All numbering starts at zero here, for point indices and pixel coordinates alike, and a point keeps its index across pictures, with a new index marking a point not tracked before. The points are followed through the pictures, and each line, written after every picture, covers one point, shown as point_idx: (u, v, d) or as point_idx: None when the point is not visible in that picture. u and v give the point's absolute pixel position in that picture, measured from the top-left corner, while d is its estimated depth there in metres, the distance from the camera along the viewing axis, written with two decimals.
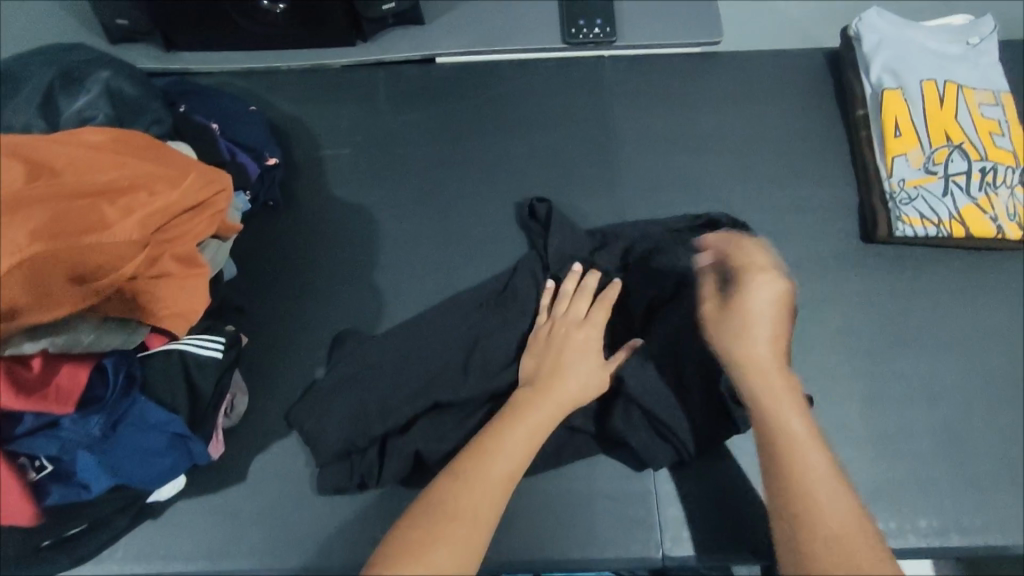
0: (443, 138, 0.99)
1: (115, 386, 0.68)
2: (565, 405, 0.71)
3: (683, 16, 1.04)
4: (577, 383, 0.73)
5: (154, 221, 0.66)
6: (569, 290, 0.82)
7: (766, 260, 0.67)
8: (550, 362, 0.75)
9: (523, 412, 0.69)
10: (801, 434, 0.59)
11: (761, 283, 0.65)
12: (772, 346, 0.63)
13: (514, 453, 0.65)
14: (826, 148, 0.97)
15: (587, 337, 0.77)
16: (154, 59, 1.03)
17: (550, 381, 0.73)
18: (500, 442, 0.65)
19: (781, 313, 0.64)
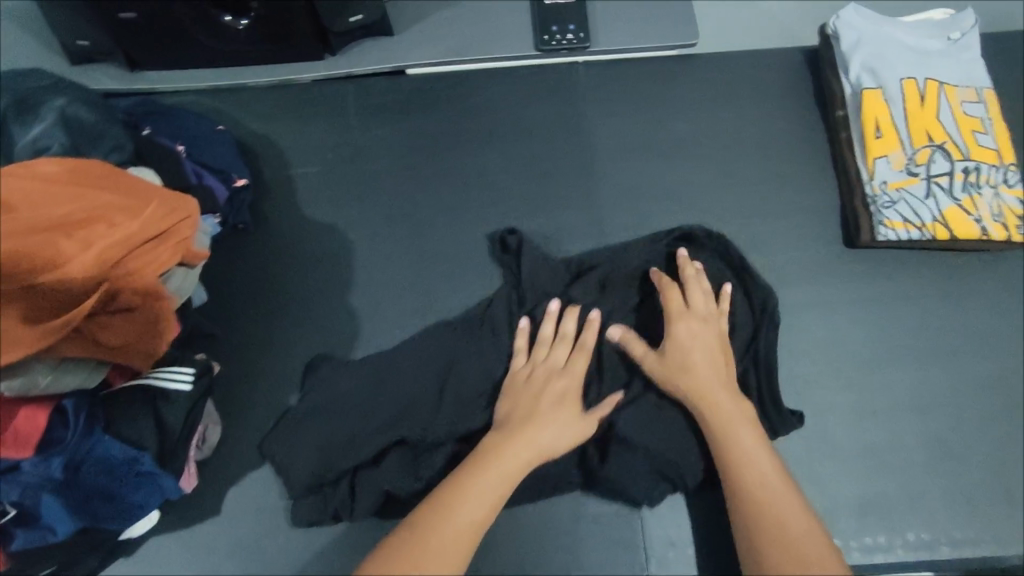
0: (415, 153, 0.97)
1: (76, 426, 0.67)
2: (538, 455, 0.71)
3: (658, 18, 1.01)
4: (554, 434, 0.73)
5: (112, 253, 0.65)
6: (548, 334, 0.81)
7: (695, 305, 0.80)
8: (526, 409, 0.75)
9: (494, 457, 0.70)
10: (749, 447, 0.70)
11: (694, 323, 0.78)
12: (714, 374, 0.75)
13: (486, 498, 0.67)
14: (807, 151, 0.95)
15: (566, 386, 0.77)
16: (117, 79, 1.01)
17: (524, 428, 0.72)
18: (474, 480, 0.68)
19: (714, 344, 0.77)
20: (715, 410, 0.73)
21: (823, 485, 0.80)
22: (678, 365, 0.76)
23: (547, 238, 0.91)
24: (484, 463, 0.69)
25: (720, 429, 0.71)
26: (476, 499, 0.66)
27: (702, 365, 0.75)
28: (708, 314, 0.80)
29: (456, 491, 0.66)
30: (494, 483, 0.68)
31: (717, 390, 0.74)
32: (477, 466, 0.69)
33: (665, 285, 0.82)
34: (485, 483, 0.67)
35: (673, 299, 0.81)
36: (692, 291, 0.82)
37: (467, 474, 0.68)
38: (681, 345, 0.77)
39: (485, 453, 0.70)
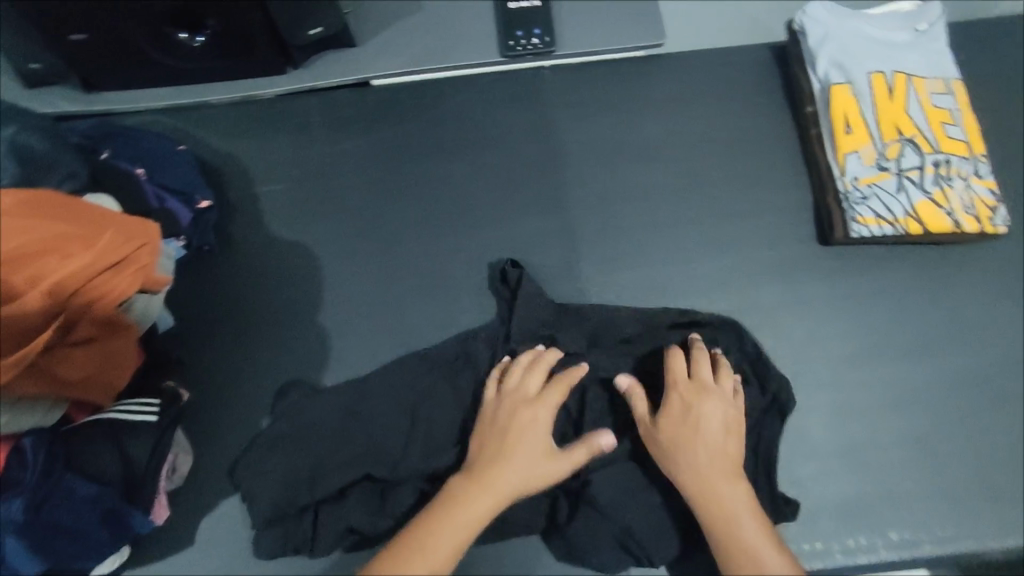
0: (382, 166, 0.95)
1: (33, 464, 0.66)
2: (501, 500, 0.67)
3: (624, 19, 1.00)
4: (520, 474, 0.69)
5: (65, 287, 0.62)
6: (523, 362, 0.78)
7: (707, 376, 0.76)
8: (494, 447, 0.71)
9: (453, 506, 0.66)
10: (752, 538, 0.65)
11: (698, 397, 0.74)
12: (716, 455, 0.70)
13: (441, 553, 0.63)
14: (778, 149, 0.94)
15: (537, 418, 0.73)
16: (74, 101, 0.98)
17: (490, 471, 0.69)
18: (430, 542, 0.63)
19: (718, 421, 0.72)
20: (712, 493, 0.68)
21: (803, 488, 0.79)
22: (674, 442, 0.72)
23: (519, 248, 0.90)
24: (444, 514, 0.66)
25: (716, 515, 0.67)
26: (432, 554, 0.62)
27: (700, 445, 0.71)
28: (721, 386, 0.75)
29: (413, 545, 0.63)
30: (452, 534, 0.64)
31: (717, 474, 0.69)
32: (440, 515, 0.65)
33: (672, 352, 0.78)
34: (444, 538, 0.64)
35: (679, 369, 0.76)
36: (701, 362, 0.77)
37: (426, 524, 0.65)
38: (682, 420, 0.72)
39: (450, 501, 0.67)
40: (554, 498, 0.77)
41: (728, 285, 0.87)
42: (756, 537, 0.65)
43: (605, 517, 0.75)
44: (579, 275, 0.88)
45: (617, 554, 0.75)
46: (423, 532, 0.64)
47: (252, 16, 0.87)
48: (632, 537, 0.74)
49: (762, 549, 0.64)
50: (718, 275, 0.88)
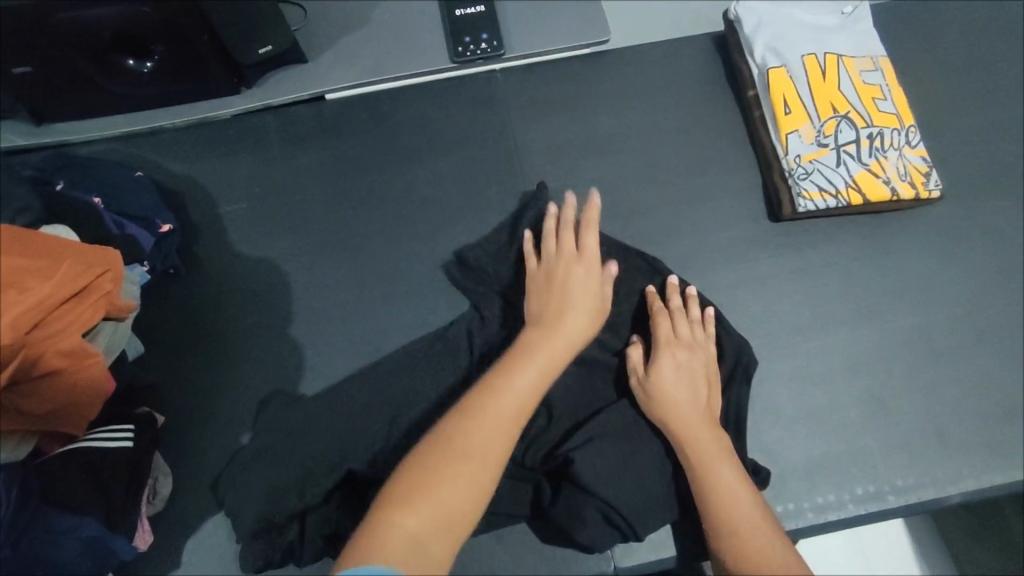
0: (343, 177, 0.96)
1: (9, 501, 0.63)
2: (571, 342, 0.73)
3: (568, 20, 1.03)
4: (583, 321, 0.75)
5: (29, 318, 0.61)
6: (558, 230, 0.84)
7: (688, 333, 0.79)
8: (556, 299, 0.77)
9: (532, 352, 0.71)
10: (730, 480, 0.68)
11: (685, 352, 0.77)
12: (698, 407, 0.74)
13: (528, 389, 0.67)
14: (725, 134, 0.98)
15: (586, 268, 0.80)
16: (24, 134, 0.98)
17: (558, 321, 0.74)
18: (514, 378, 0.67)
19: (699, 374, 0.77)
20: (698, 452, 0.71)
21: (772, 452, 0.83)
22: (663, 393, 0.75)
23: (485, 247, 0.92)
24: (526, 356, 0.70)
25: (702, 465, 0.70)
26: (517, 392, 0.66)
27: (688, 399, 0.74)
28: (698, 344, 0.79)
29: (501, 382, 0.67)
30: (536, 376, 0.68)
31: (702, 428, 0.72)
32: (522, 360, 0.69)
33: (657, 311, 0.81)
34: (528, 376, 0.68)
35: (663, 326, 0.79)
36: (680, 315, 0.80)
37: (508, 368, 0.69)
38: (667, 371, 0.76)
39: (526, 355, 0.70)
40: (537, 482, 0.78)
41: (687, 267, 0.91)
42: (739, 485, 0.68)
43: (588, 493, 0.74)
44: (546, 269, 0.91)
45: (603, 528, 0.75)
46: (509, 374, 0.68)
47: (200, 39, 0.88)
48: (615, 510, 0.75)
49: (738, 492, 0.68)
50: (679, 258, 0.91)
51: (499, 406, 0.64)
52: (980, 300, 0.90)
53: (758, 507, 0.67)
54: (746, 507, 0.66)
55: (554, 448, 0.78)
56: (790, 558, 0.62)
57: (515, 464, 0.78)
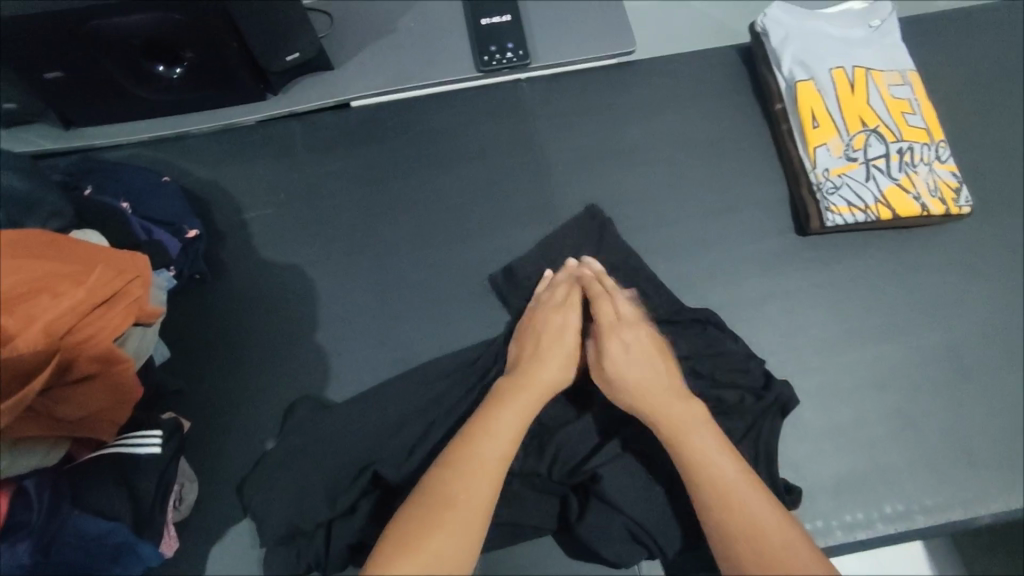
0: (368, 184, 0.96)
1: (41, 508, 0.65)
2: (548, 387, 0.75)
3: (593, 30, 1.03)
4: (562, 371, 0.77)
5: (62, 323, 0.63)
6: (560, 279, 0.86)
7: (627, 314, 0.80)
8: (535, 350, 0.79)
9: (507, 399, 0.72)
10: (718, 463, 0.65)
11: (626, 332, 0.78)
12: (656, 383, 0.73)
13: (503, 436, 0.68)
14: (751, 146, 0.98)
15: (569, 320, 0.81)
16: (52, 139, 0.98)
17: (535, 369, 0.76)
18: (490, 425, 0.68)
19: (647, 349, 0.77)
20: (685, 442, 0.68)
21: (800, 468, 0.82)
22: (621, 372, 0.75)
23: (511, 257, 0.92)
24: (500, 404, 0.72)
25: (679, 450, 0.68)
26: (495, 440, 0.67)
27: (642, 377, 0.74)
28: (636, 323, 0.79)
29: (478, 429, 0.68)
30: (511, 421, 0.69)
31: (662, 401, 0.72)
32: (496, 409, 0.71)
33: (597, 297, 0.82)
34: (504, 422, 0.69)
35: (605, 311, 0.80)
36: (617, 299, 0.82)
37: (484, 419, 0.70)
38: (616, 352, 0.77)
39: (497, 404, 0.71)
40: (564, 496, 0.78)
41: (714, 280, 0.90)
42: (737, 472, 0.64)
43: (616, 510, 0.74)
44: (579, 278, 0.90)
45: (629, 546, 0.75)
46: (484, 423, 0.69)
47: (229, 46, 0.89)
48: (644, 529, 0.74)
49: (724, 469, 0.65)
50: (705, 270, 0.91)
51: (479, 455, 0.65)
52: (1008, 318, 0.90)
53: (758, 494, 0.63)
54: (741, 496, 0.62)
55: (581, 462, 0.77)
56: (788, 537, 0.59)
57: (543, 478, 0.77)
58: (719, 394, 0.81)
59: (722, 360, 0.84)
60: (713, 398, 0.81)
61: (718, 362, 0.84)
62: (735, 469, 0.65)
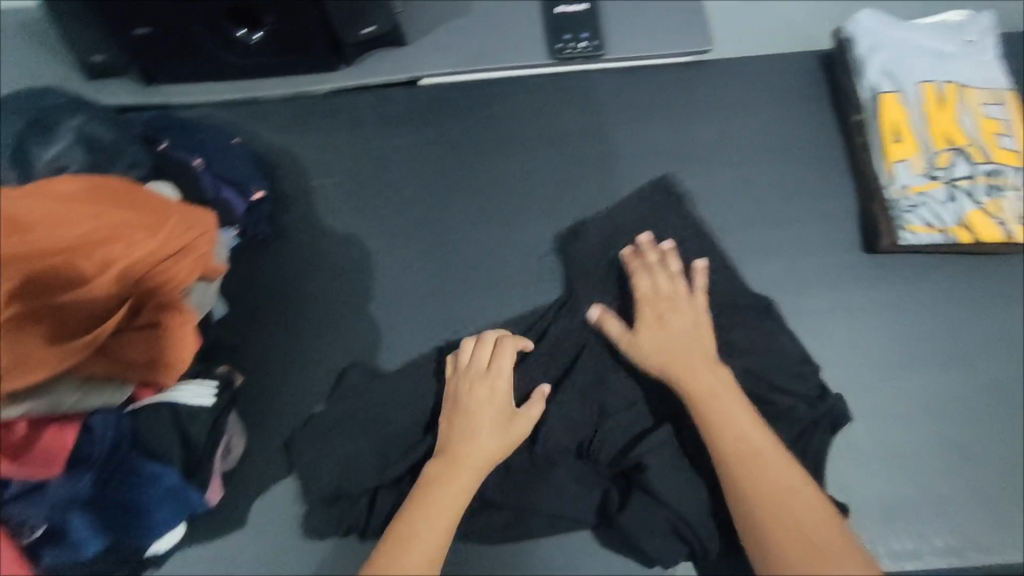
0: (431, 162, 0.97)
1: (103, 444, 0.68)
2: (477, 469, 0.71)
3: (671, 25, 1.01)
4: (490, 450, 0.72)
5: (132, 272, 0.67)
6: (481, 345, 0.79)
7: (670, 286, 0.82)
8: (461, 425, 0.74)
9: (431, 490, 0.69)
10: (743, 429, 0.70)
11: (664, 305, 0.80)
12: (691, 355, 0.76)
13: (432, 536, 0.65)
14: (825, 155, 0.95)
15: (498, 392, 0.76)
16: (133, 93, 1.01)
17: (462, 449, 0.72)
18: (416, 524, 0.66)
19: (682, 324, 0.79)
20: (716, 410, 0.71)
21: (846, 489, 0.80)
22: (654, 344, 0.78)
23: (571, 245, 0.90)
24: (426, 496, 0.68)
25: (708, 411, 0.71)
26: (421, 543, 0.64)
27: (670, 349, 0.77)
28: (677, 296, 0.81)
29: (404, 530, 0.65)
30: (439, 519, 0.66)
31: (696, 369, 0.75)
32: (421, 503, 0.68)
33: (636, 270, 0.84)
34: (433, 519, 0.66)
35: (642, 287, 0.82)
36: (659, 271, 0.83)
37: (409, 518, 0.66)
38: (651, 326, 0.79)
39: (423, 497, 0.68)
40: (605, 488, 0.77)
41: (774, 289, 0.88)
42: (779, 467, 0.66)
43: (660, 504, 0.74)
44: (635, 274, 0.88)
45: (672, 542, 0.75)
46: (410, 520, 0.66)
47: (309, 13, 0.90)
48: (688, 526, 0.74)
49: (749, 431, 0.69)
50: (765, 278, 0.89)
51: (405, 556, 0.63)
52: None
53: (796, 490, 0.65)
54: (782, 492, 0.65)
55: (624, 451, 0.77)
56: (811, 505, 0.64)
57: (585, 467, 0.78)
58: (773, 395, 0.79)
59: (778, 361, 0.82)
60: (765, 401, 0.79)
61: (774, 368, 0.81)
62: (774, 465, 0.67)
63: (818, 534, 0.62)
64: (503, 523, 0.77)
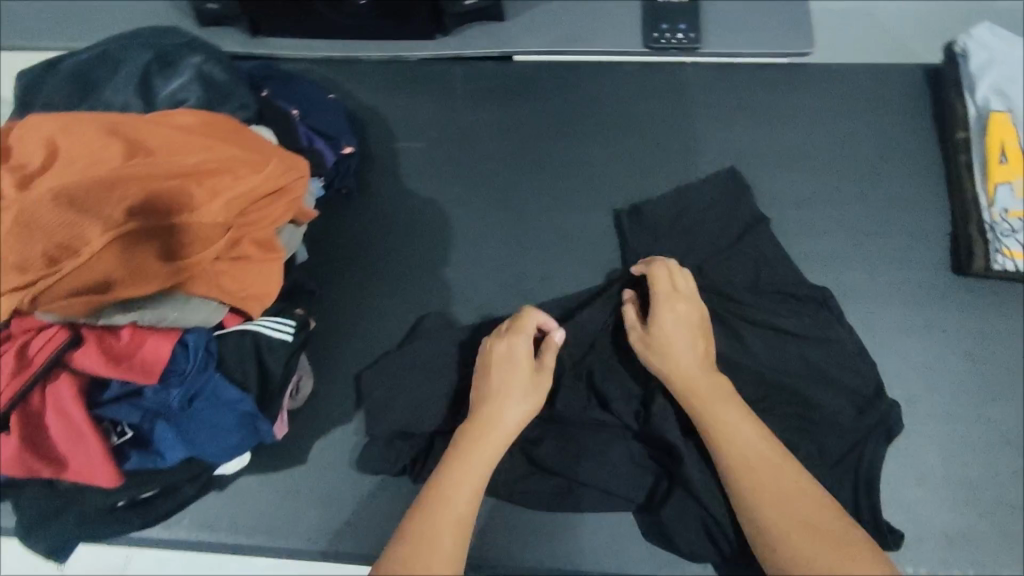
0: (516, 137, 0.98)
1: (195, 359, 0.71)
2: (504, 432, 0.71)
3: (773, 24, 1.00)
4: (516, 404, 0.73)
5: (236, 205, 0.70)
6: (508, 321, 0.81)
7: (685, 287, 0.80)
8: (484, 385, 0.75)
9: (462, 455, 0.70)
10: (737, 427, 0.69)
11: (681, 304, 0.78)
12: (697, 361, 0.74)
13: (461, 505, 0.66)
14: (920, 171, 0.92)
15: (523, 359, 0.76)
16: (239, 43, 1.05)
17: (490, 408, 0.73)
18: (446, 492, 0.66)
19: (697, 324, 0.77)
20: (710, 409, 0.71)
21: (908, 511, 0.78)
22: (666, 346, 0.75)
23: (650, 230, 0.89)
24: (456, 462, 0.69)
25: (702, 410, 0.71)
26: (454, 505, 0.65)
27: (689, 351, 0.75)
28: (690, 296, 0.79)
29: (432, 499, 0.66)
30: (468, 486, 0.67)
31: (700, 375, 0.73)
32: (453, 469, 0.68)
33: (652, 265, 0.82)
34: (463, 487, 0.67)
35: (661, 280, 0.80)
36: (677, 270, 0.81)
37: (442, 481, 0.67)
38: (668, 324, 0.76)
39: (450, 464, 0.69)
40: (654, 476, 0.77)
41: (852, 301, 0.86)
42: (781, 467, 0.66)
43: (697, 503, 0.73)
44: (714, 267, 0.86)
45: (701, 537, 0.74)
46: (440, 488, 0.67)
47: None
48: (719, 526, 0.73)
49: (742, 428, 0.69)
50: (844, 288, 0.87)
51: (435, 524, 0.64)
52: None
53: (810, 495, 0.64)
54: (796, 497, 0.64)
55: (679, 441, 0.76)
56: (820, 501, 0.64)
57: (642, 450, 0.78)
58: (827, 399, 0.78)
59: (834, 353, 0.81)
60: (815, 405, 0.78)
61: (848, 375, 0.80)
62: (785, 470, 0.66)
63: (837, 532, 0.61)
64: (552, 492, 0.78)
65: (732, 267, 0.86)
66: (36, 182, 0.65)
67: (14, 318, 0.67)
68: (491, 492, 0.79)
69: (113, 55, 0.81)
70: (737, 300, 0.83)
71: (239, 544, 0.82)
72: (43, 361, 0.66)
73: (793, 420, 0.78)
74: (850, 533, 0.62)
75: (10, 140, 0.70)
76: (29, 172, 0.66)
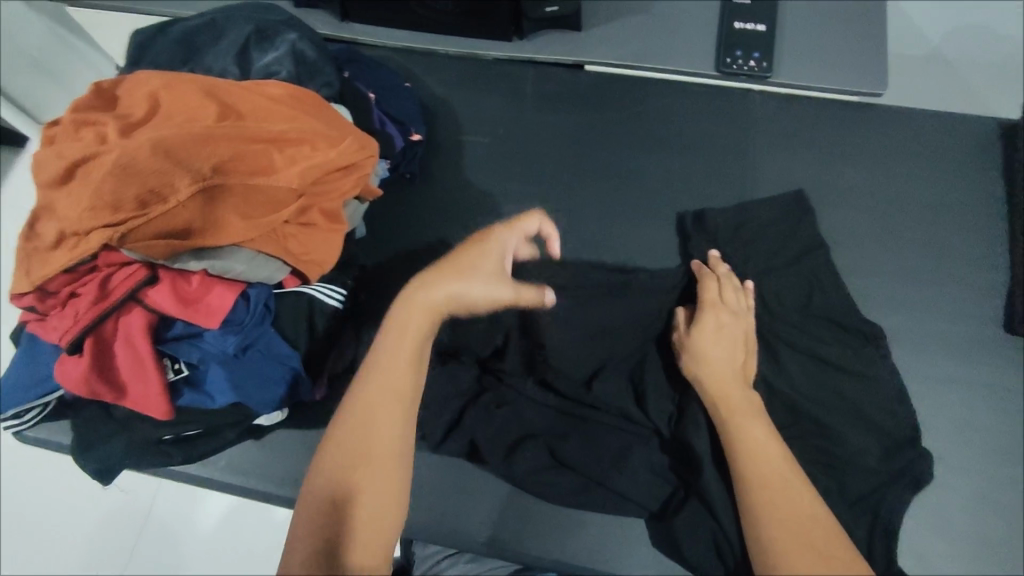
0: (577, 143, 1.01)
1: (254, 312, 0.76)
2: (445, 303, 0.69)
3: (847, 62, 0.99)
4: (466, 285, 0.69)
5: (312, 174, 0.75)
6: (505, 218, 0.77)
7: (732, 300, 0.82)
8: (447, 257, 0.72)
9: (400, 323, 0.69)
10: (762, 445, 0.70)
11: (726, 315, 0.80)
12: (731, 371, 0.77)
13: (397, 376, 0.67)
14: (980, 225, 0.91)
15: (494, 252, 0.71)
16: (326, 25, 1.11)
17: (438, 278, 0.70)
18: (381, 363, 0.68)
19: (739, 340, 0.79)
20: (741, 425, 0.72)
21: (927, 560, 0.77)
22: (704, 350, 0.78)
23: (711, 238, 0.91)
24: (393, 330, 0.69)
25: (732, 423, 0.73)
26: (392, 377, 0.67)
27: (724, 362, 0.77)
28: (735, 310, 0.81)
29: (371, 369, 0.68)
30: (403, 356, 0.68)
31: (730, 385, 0.76)
32: (389, 338, 0.69)
33: (707, 274, 0.85)
34: (398, 357, 0.68)
35: (711, 290, 0.83)
36: (731, 285, 0.84)
37: (383, 350, 0.68)
38: (710, 331, 0.79)
39: (388, 331, 0.69)
40: (673, 488, 0.79)
41: (894, 345, 0.85)
42: (799, 492, 0.67)
43: (711, 515, 0.75)
44: (759, 290, 0.87)
45: (711, 553, 0.75)
46: (378, 357, 0.68)
47: None
48: (728, 543, 0.74)
49: (769, 449, 0.70)
50: (888, 330, 0.86)
51: (371, 396, 0.67)
52: None
53: (822, 524, 0.64)
54: (807, 522, 0.64)
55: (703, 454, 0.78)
56: (831, 533, 0.64)
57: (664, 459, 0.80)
58: (855, 434, 0.79)
59: (870, 392, 0.81)
60: (840, 440, 0.78)
61: (880, 413, 0.80)
62: (803, 497, 0.66)
63: (841, 561, 0.61)
64: (570, 487, 0.80)
65: (775, 295, 0.87)
66: (137, 131, 0.71)
67: (101, 253, 0.71)
68: (511, 479, 0.81)
69: (219, 24, 0.88)
70: (777, 323, 0.85)
71: (267, 492, 0.87)
72: (122, 294, 0.71)
73: (819, 451, 0.79)
74: (852, 560, 0.62)
75: (119, 90, 0.77)
76: (133, 121, 0.73)
